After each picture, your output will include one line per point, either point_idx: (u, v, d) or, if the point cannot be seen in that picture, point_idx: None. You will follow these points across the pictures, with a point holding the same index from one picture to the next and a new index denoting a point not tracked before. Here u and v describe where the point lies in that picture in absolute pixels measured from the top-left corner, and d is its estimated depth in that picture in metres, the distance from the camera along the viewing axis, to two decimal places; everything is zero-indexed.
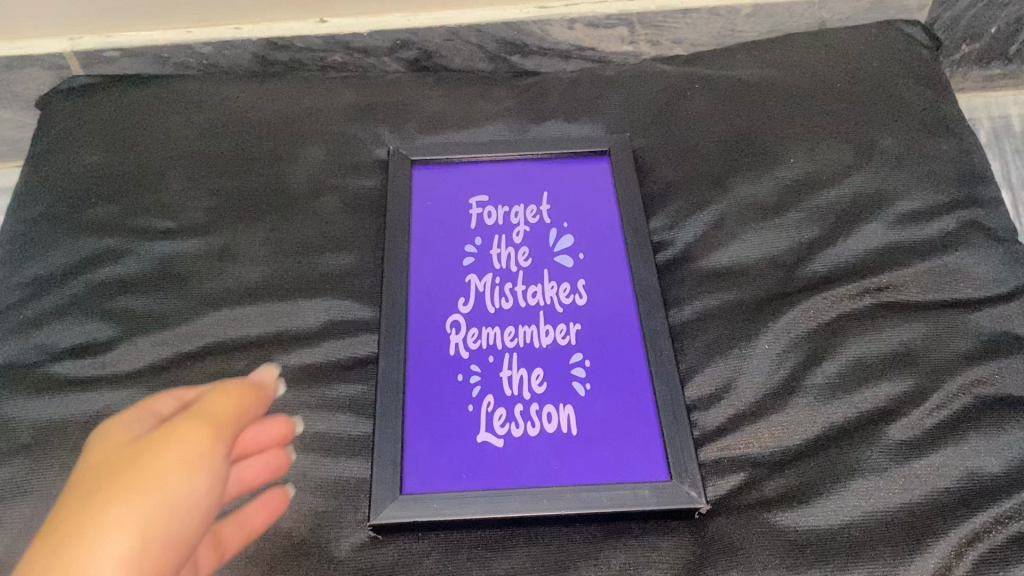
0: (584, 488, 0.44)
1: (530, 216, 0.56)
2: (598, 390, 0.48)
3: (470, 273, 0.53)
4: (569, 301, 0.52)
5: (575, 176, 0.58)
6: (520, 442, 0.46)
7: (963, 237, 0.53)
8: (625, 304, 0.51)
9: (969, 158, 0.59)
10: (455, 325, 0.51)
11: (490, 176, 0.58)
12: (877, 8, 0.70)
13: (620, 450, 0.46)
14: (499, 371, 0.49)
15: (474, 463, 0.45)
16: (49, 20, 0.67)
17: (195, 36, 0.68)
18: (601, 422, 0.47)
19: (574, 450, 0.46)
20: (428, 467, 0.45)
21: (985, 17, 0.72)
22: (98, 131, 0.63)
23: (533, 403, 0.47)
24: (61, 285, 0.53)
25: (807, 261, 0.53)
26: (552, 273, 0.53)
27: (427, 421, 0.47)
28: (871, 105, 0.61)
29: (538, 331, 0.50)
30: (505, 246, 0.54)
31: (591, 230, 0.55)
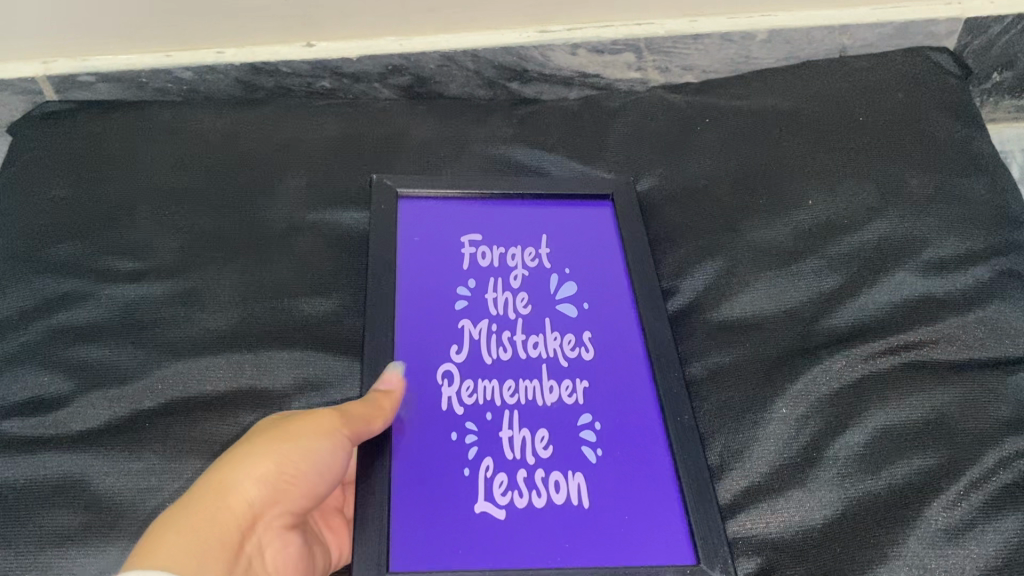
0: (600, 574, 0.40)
1: (528, 258, 0.51)
2: (609, 457, 0.43)
3: (464, 318, 0.48)
4: (575, 354, 0.47)
5: (573, 218, 0.54)
6: (525, 515, 0.41)
7: (999, 290, 0.49)
8: (635, 361, 0.47)
9: (1004, 200, 0.54)
10: (447, 375, 0.46)
11: (484, 214, 0.53)
12: (902, 34, 0.66)
13: (638, 529, 0.41)
14: (498, 431, 0.44)
15: (472, 537, 0.40)
16: (20, 44, 0.63)
17: (174, 61, 0.64)
18: (614, 495, 0.42)
19: (585, 525, 0.41)
20: (420, 545, 0.40)
21: (1018, 45, 0.67)
22: (67, 163, 0.59)
23: (538, 470, 0.42)
24: (14, 332, 0.49)
25: (827, 313, 0.48)
26: (554, 322, 0.48)
27: (416, 487, 0.42)
28: (897, 141, 0.56)
29: (542, 387, 0.45)
30: (502, 290, 0.49)
31: (595, 278, 0.51)
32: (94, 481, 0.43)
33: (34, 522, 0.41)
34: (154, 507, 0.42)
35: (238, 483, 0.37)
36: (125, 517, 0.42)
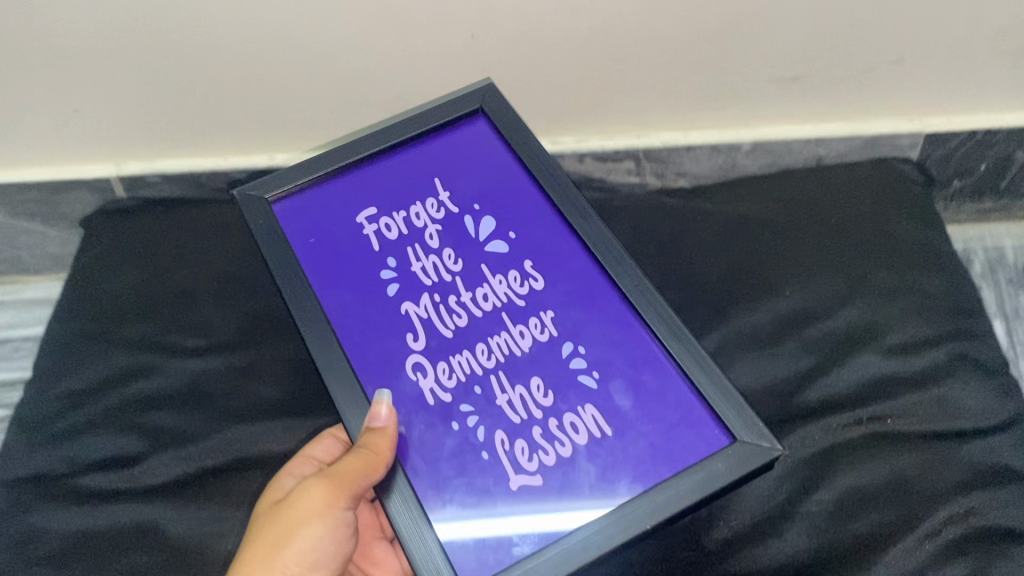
0: (659, 494, 0.38)
1: (434, 211, 0.47)
2: (608, 376, 0.42)
3: (404, 300, 0.44)
4: (526, 288, 0.44)
5: (455, 148, 0.49)
6: (562, 467, 0.39)
7: (955, 371, 0.56)
8: (586, 275, 0.45)
9: (959, 292, 0.62)
10: (419, 368, 0.42)
11: (371, 179, 0.48)
12: (870, 146, 0.75)
13: (676, 433, 0.40)
14: (494, 399, 0.41)
15: (528, 512, 0.39)
16: (98, 149, 0.72)
17: (231, 164, 0.73)
18: (634, 420, 0.40)
19: (631, 473, 0.39)
20: (478, 549, 0.38)
21: (974, 156, 0.76)
22: (138, 252, 0.67)
23: (550, 419, 0.41)
24: (97, 399, 0.57)
25: (803, 389, 0.55)
26: (492, 266, 0.45)
27: (429, 474, 0.40)
28: (864, 240, 0.64)
29: (512, 335, 0.43)
30: (426, 255, 0.45)
31: (508, 200, 0.47)
32: (167, 528, 0.50)
33: (118, 562, 0.49)
34: (217, 550, 0.49)
35: None
36: (193, 559, 0.49)
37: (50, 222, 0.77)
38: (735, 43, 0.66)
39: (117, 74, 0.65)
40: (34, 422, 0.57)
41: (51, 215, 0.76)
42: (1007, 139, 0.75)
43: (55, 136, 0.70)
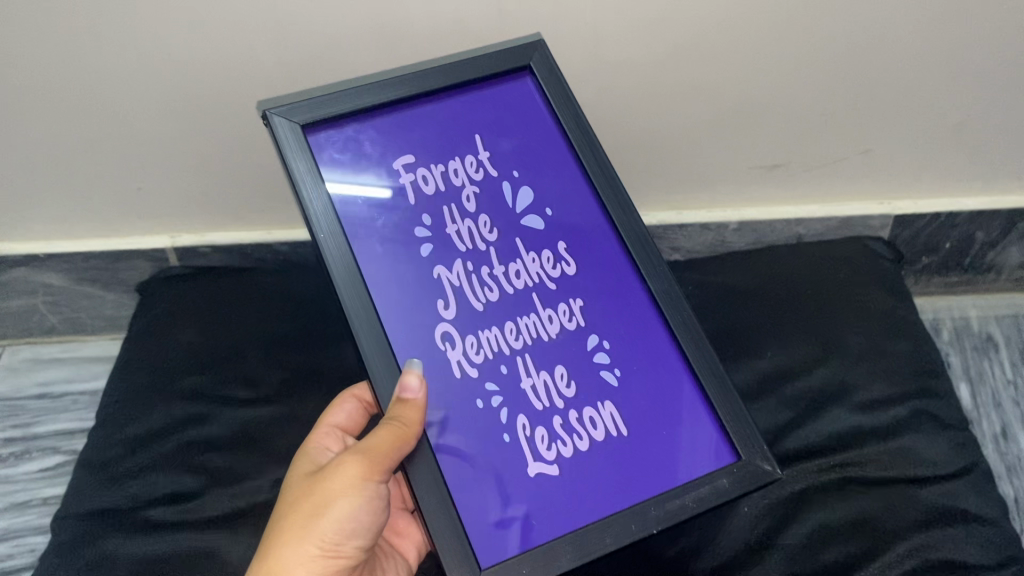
0: (665, 498, 0.46)
1: (473, 171, 0.50)
2: (625, 373, 0.49)
3: (437, 265, 0.48)
4: (558, 272, 0.50)
5: (499, 105, 0.52)
6: (576, 459, 0.47)
7: (915, 425, 0.63)
8: (615, 268, 0.51)
9: (922, 354, 0.69)
10: (448, 338, 0.47)
11: (409, 127, 0.50)
12: (845, 227, 0.84)
13: (678, 441, 0.48)
14: (520, 381, 0.47)
15: (542, 501, 0.46)
16: (157, 223, 0.81)
17: (275, 237, 0.82)
18: (642, 415, 0.48)
19: (638, 469, 0.47)
20: (492, 528, 0.45)
21: (939, 236, 0.85)
22: (190, 316, 0.75)
23: (570, 411, 0.47)
24: (157, 442, 0.65)
25: (782, 438, 0.63)
26: (526, 242, 0.50)
27: (452, 450, 0.46)
28: (836, 308, 0.72)
29: (541, 319, 0.49)
30: (462, 219, 0.49)
31: (546, 173, 0.52)
32: (225, 553, 0.59)
33: None
34: None
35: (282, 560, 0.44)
36: None
37: (109, 289, 0.85)
38: (720, 133, 0.75)
39: (179, 157, 0.75)
40: (101, 463, 0.65)
41: (111, 282, 0.85)
42: (967, 221, 0.83)
43: (120, 211, 0.80)
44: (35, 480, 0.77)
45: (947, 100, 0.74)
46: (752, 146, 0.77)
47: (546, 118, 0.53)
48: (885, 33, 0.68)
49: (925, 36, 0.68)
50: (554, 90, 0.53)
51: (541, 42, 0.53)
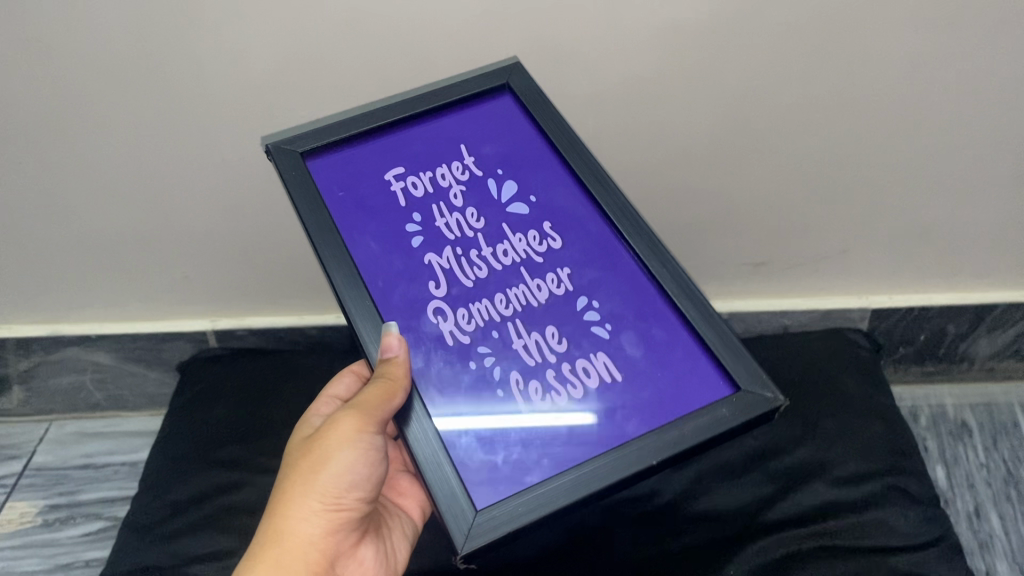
0: (660, 432, 0.43)
1: (459, 172, 0.50)
2: (618, 327, 0.46)
3: (428, 252, 0.48)
4: (544, 247, 0.48)
5: (478, 116, 0.52)
6: (572, 408, 0.44)
7: (888, 498, 0.70)
8: (600, 239, 0.49)
9: (896, 436, 0.76)
10: (440, 313, 0.46)
11: (398, 143, 0.50)
12: (828, 319, 0.93)
13: (674, 381, 0.45)
14: (511, 343, 0.46)
15: (538, 449, 0.43)
16: (199, 308, 0.90)
17: (306, 321, 0.91)
18: (639, 365, 0.45)
19: (635, 415, 0.44)
20: (491, 474, 0.42)
21: (913, 328, 0.93)
22: (228, 392, 0.83)
23: (564, 364, 0.45)
24: (197, 506, 0.73)
25: (766, 508, 0.69)
26: (512, 224, 0.49)
27: (447, 408, 0.44)
28: (816, 392, 0.80)
29: (530, 288, 0.47)
30: (450, 212, 0.49)
31: (529, 163, 0.51)
32: None
33: None
34: None
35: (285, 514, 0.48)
36: None
37: (153, 367, 0.94)
38: (710, 237, 0.87)
39: (226, 248, 0.84)
40: (146, 527, 0.72)
41: (154, 361, 0.93)
42: (938, 315, 0.92)
43: (168, 296, 0.89)
44: (79, 543, 0.83)
45: (912, 205, 0.83)
46: (737, 241, 0.87)
47: (524, 123, 0.52)
48: (852, 147, 0.77)
49: (889, 150, 0.78)
50: (529, 100, 0.52)
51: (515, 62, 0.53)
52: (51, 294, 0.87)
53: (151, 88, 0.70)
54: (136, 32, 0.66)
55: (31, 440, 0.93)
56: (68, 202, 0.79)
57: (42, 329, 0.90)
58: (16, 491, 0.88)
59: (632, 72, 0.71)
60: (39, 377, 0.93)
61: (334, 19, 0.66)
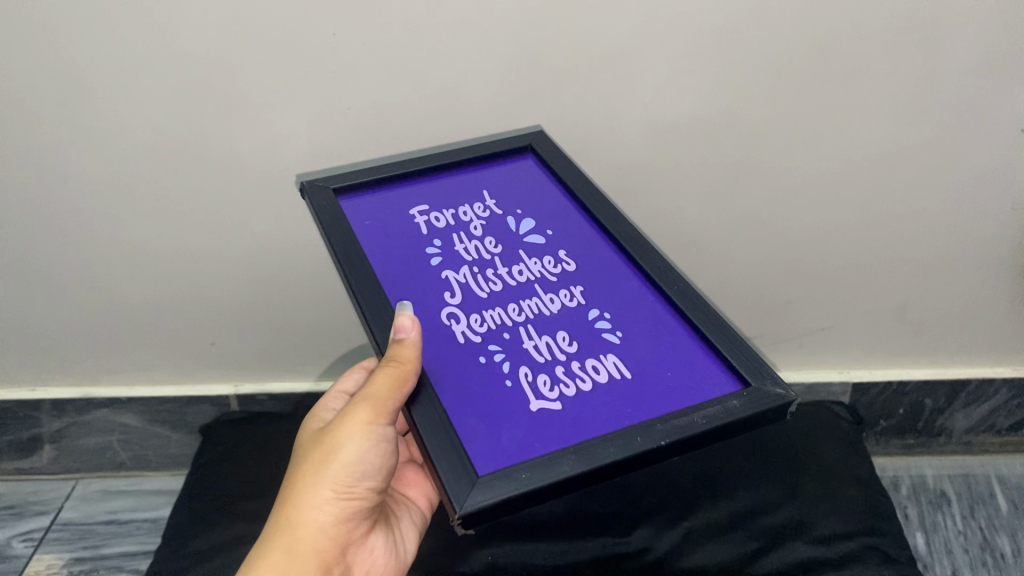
0: (670, 417, 0.43)
1: (481, 212, 0.56)
2: (628, 334, 0.48)
3: (445, 269, 0.52)
4: (559, 269, 0.52)
5: (501, 174, 0.59)
6: (580, 397, 0.44)
7: (864, 557, 0.75)
8: (613, 265, 0.53)
9: (875, 499, 0.81)
10: (453, 317, 0.49)
11: (423, 191, 0.57)
12: (812, 390, 1.01)
13: (680, 381, 0.46)
14: (522, 342, 0.47)
15: (543, 430, 0.43)
16: (224, 374, 0.98)
17: (322, 385, 1.00)
18: (648, 362, 0.47)
19: (644, 405, 0.45)
20: (495, 448, 0.42)
21: (893, 403, 1.03)
22: (249, 452, 0.89)
23: (573, 362, 0.46)
24: (216, 555, 0.77)
25: (751, 565, 0.75)
26: (528, 251, 0.53)
27: (455, 392, 0.45)
28: (801, 457, 0.85)
29: (543, 300, 0.50)
30: (470, 240, 0.53)
31: (547, 211, 0.57)
32: None
33: None
34: None
35: (298, 502, 0.52)
36: None
37: (178, 428, 1.02)
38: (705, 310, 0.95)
39: (256, 319, 0.92)
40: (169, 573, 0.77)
41: (179, 422, 1.01)
42: (916, 390, 1.02)
43: (196, 363, 0.97)
44: None
45: (887, 285, 0.93)
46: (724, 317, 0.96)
47: (544, 179, 0.60)
48: (829, 232, 0.88)
49: (863, 233, 0.88)
50: (548, 157, 0.60)
51: (536, 135, 0.62)
52: (89, 360, 0.95)
53: (195, 177, 0.79)
54: (186, 131, 0.76)
55: (59, 496, 1.01)
56: (112, 275, 0.87)
57: (76, 391, 0.97)
58: (42, 545, 0.94)
59: (633, 163, 0.81)
60: (68, 437, 1.01)
61: (373, 137, 0.77)
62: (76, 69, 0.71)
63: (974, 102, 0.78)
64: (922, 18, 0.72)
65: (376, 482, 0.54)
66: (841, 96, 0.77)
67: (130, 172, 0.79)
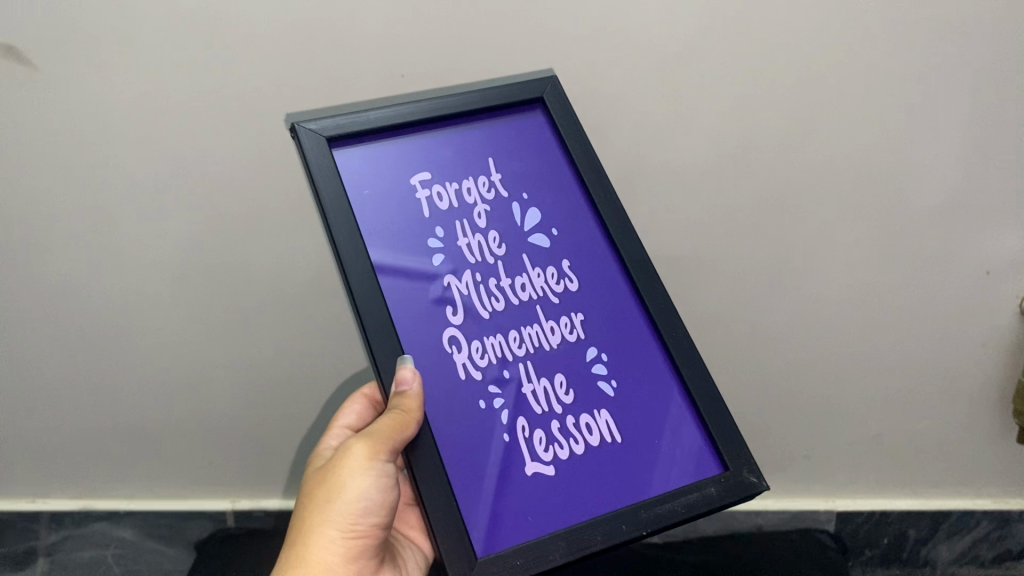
0: (656, 504, 0.56)
1: (485, 189, 0.62)
2: (619, 386, 0.60)
3: (448, 272, 0.59)
4: (560, 286, 0.61)
5: (510, 126, 0.64)
6: (569, 460, 0.57)
7: None
8: (616, 289, 0.63)
9: None
10: (455, 342, 0.58)
11: (424, 146, 0.61)
12: (796, 518, 1.12)
13: (666, 453, 0.59)
14: (522, 384, 0.58)
15: (537, 505, 0.55)
16: (220, 489, 1.07)
17: None
18: (633, 422, 0.59)
19: (629, 480, 0.57)
20: (494, 519, 0.54)
21: (877, 531, 1.12)
22: None
23: (568, 417, 0.58)
24: None
25: None
26: (532, 257, 0.61)
27: (455, 449, 0.55)
28: None
29: (544, 330, 0.60)
30: (473, 233, 0.60)
31: (548, 196, 0.64)
32: None
33: None
34: None
35: (311, 543, 0.58)
36: None
37: (172, 542, 1.09)
38: None
39: (265, 436, 1.02)
40: None
41: (175, 537, 1.09)
42: (897, 520, 1.11)
43: (194, 482, 1.07)
44: None
45: (867, 410, 1.05)
46: None
47: (553, 142, 0.65)
48: (803, 363, 1.01)
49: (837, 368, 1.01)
50: (561, 115, 0.65)
51: (548, 81, 0.66)
52: (99, 470, 1.06)
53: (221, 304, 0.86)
54: (210, 270, 0.89)
55: None
56: (127, 398, 0.98)
57: (74, 504, 1.07)
58: None
59: None
60: (62, 549, 1.09)
61: None
62: (109, 212, 0.85)
63: (942, 254, 0.92)
64: (891, 184, 0.87)
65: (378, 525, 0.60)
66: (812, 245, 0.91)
67: (155, 306, 0.91)
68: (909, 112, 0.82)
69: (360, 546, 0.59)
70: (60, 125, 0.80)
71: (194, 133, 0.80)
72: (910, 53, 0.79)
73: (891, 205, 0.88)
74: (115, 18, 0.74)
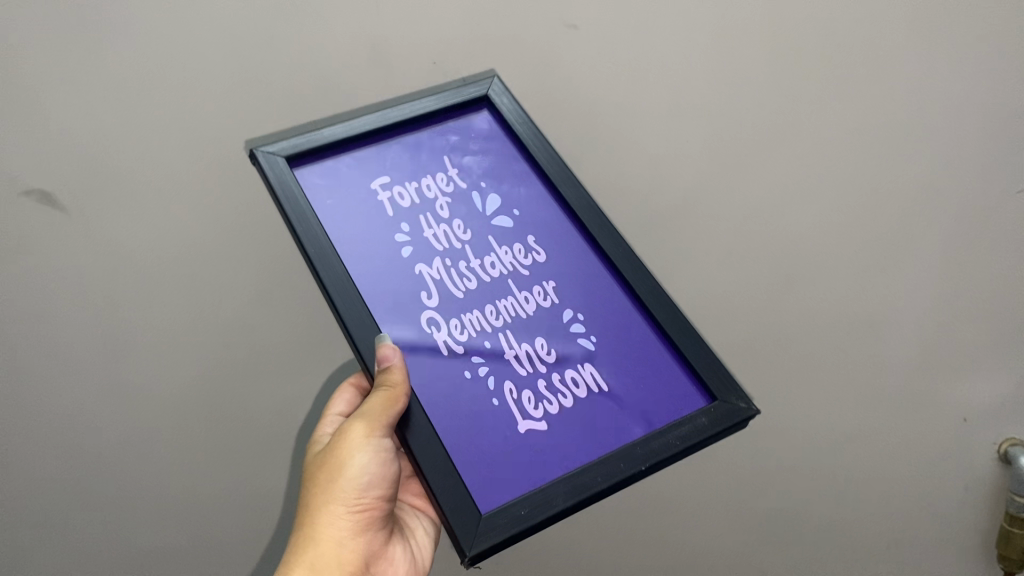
0: (651, 440, 0.63)
1: (444, 184, 0.71)
2: (595, 340, 0.68)
3: (419, 262, 0.67)
4: (528, 260, 0.70)
5: (463, 126, 0.75)
6: (556, 413, 0.64)
7: None
8: (581, 254, 0.71)
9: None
10: (434, 322, 0.65)
11: (384, 158, 0.71)
12: None
13: (652, 395, 0.66)
14: (504, 350, 0.65)
15: (538, 459, 0.62)
16: None
17: None
18: (613, 369, 0.67)
19: (621, 427, 0.64)
20: (501, 480, 0.60)
21: None
22: None
23: (551, 374, 0.65)
24: None
25: None
26: (499, 239, 0.70)
27: (446, 414, 0.62)
28: None
29: (519, 300, 0.68)
30: (438, 224, 0.69)
31: (505, 183, 0.73)
32: None
33: None
34: None
35: (322, 515, 0.67)
36: None
37: None
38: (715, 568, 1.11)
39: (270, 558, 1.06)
40: None
41: None
42: None
43: None
44: None
45: (862, 528, 1.08)
46: (710, 564, 1.10)
47: (505, 136, 0.75)
48: (793, 475, 1.05)
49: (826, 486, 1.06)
50: (506, 110, 0.75)
51: (490, 78, 0.76)
52: None
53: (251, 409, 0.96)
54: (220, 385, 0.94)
55: None
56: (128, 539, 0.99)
57: None
58: None
59: None
60: None
61: None
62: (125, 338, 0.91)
63: (917, 375, 0.97)
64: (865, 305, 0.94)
65: (381, 497, 0.69)
66: (793, 366, 0.98)
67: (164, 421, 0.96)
68: (879, 268, 0.92)
69: (365, 517, 0.68)
70: (83, 265, 0.87)
71: (215, 270, 0.88)
72: (875, 211, 0.90)
73: (864, 331, 0.95)
74: (145, 171, 0.84)
